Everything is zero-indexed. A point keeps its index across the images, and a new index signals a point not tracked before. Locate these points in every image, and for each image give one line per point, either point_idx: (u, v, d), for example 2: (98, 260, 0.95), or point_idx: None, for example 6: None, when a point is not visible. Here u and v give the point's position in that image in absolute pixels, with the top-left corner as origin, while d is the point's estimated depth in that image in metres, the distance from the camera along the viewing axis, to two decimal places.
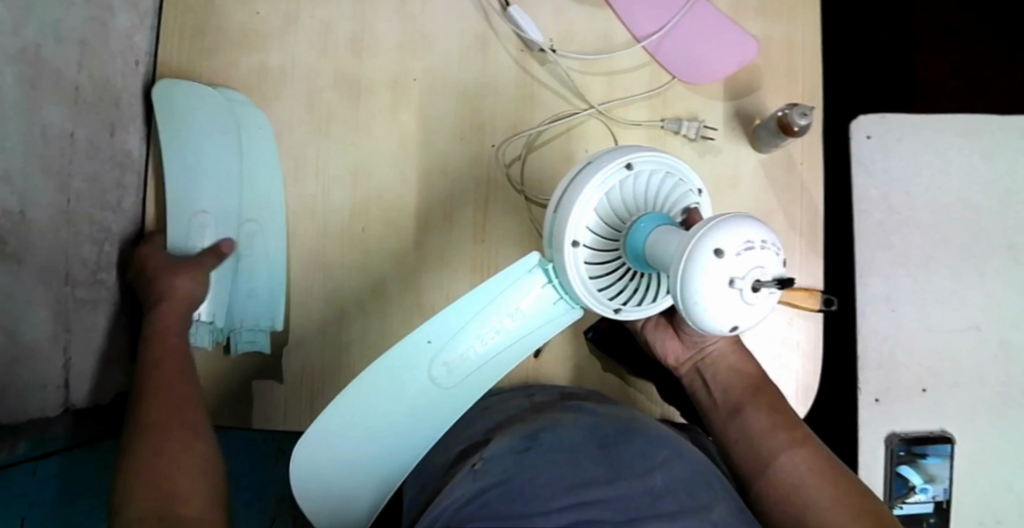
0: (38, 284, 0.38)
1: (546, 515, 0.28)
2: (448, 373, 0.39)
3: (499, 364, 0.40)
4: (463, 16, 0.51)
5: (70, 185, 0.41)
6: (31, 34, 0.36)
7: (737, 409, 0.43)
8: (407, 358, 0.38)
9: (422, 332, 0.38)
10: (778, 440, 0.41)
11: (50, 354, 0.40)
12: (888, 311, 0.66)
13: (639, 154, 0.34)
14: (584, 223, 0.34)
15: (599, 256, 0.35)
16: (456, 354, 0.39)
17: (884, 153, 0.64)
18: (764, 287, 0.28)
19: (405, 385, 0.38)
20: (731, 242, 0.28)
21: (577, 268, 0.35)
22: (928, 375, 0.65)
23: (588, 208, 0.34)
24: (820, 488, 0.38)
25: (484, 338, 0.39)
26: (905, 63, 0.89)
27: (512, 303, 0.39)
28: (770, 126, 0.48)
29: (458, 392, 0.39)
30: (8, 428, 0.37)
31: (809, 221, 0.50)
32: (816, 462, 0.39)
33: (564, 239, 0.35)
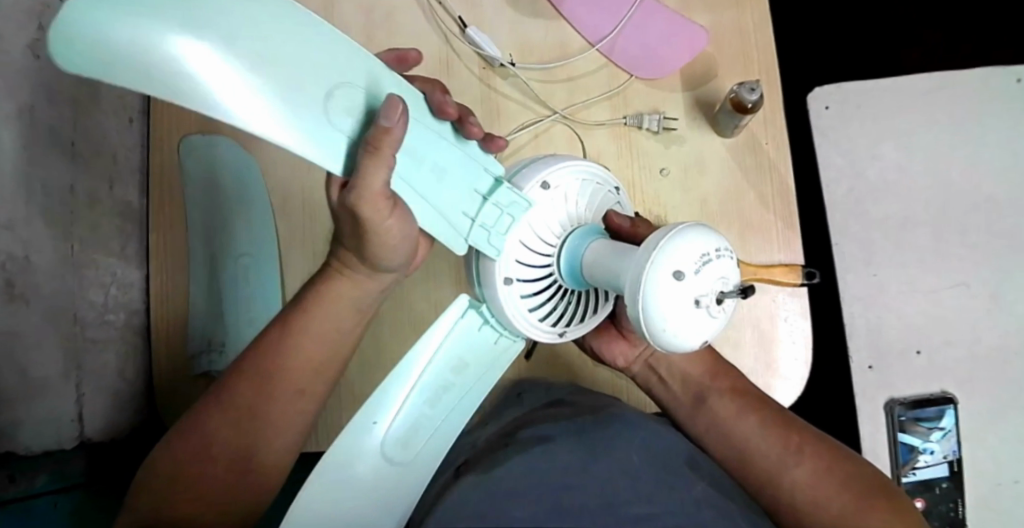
0: (45, 325, 0.43)
1: (521, 506, 0.27)
2: (401, 447, 0.37)
3: (451, 424, 0.39)
4: (426, 41, 0.53)
5: (73, 233, 0.46)
6: (25, 98, 0.41)
7: (699, 399, 0.43)
8: (351, 444, 0.36)
9: (363, 417, 0.37)
10: (748, 425, 0.41)
11: (58, 390, 0.44)
12: (871, 277, 0.69)
13: (549, 172, 0.37)
14: (513, 257, 0.37)
15: (532, 279, 0.37)
16: (405, 426, 0.38)
17: (845, 123, 0.68)
18: (727, 298, 0.28)
19: (356, 474, 0.36)
20: (688, 260, 0.27)
21: (510, 301, 0.37)
22: (924, 338, 0.68)
23: (512, 239, 0.36)
24: (803, 465, 0.38)
25: (431, 401, 0.38)
26: (885, 31, 0.89)
27: (450, 352, 0.39)
28: (726, 109, 0.50)
29: (419, 462, 0.38)
30: (25, 459, 0.41)
31: (781, 198, 0.51)
32: (788, 438, 0.40)
33: (495, 276, 0.37)
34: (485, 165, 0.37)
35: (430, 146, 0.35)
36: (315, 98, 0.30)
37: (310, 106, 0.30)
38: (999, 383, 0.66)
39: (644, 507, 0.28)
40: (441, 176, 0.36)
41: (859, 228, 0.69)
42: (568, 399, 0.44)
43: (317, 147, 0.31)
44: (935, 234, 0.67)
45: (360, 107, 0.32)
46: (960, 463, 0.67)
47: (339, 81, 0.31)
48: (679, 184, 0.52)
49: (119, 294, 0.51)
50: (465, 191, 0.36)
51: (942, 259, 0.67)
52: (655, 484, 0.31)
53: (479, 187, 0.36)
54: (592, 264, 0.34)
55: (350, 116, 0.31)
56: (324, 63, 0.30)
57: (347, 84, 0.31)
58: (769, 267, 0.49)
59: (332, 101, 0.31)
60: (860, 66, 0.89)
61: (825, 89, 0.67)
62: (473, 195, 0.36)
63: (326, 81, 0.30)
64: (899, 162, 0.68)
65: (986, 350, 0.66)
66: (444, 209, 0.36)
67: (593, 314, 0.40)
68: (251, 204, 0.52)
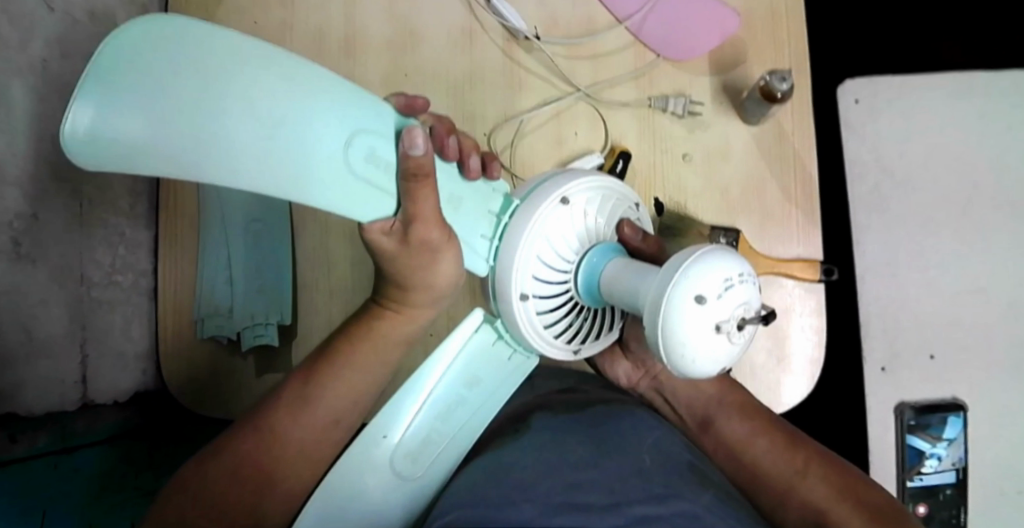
0: (52, 284, 0.42)
1: (531, 501, 0.27)
2: (410, 461, 0.36)
3: (461, 440, 0.38)
4: (449, 8, 0.51)
5: (82, 192, 0.45)
6: (37, 52, 0.40)
7: (705, 422, 0.43)
8: (360, 457, 0.35)
9: (375, 429, 0.35)
10: (757, 448, 0.41)
11: (63, 352, 0.44)
12: (888, 276, 0.68)
13: (571, 188, 0.36)
14: (530, 273, 0.35)
15: (552, 296, 0.36)
16: (415, 438, 0.36)
17: (877, 118, 0.67)
18: (747, 324, 0.27)
19: (365, 487, 0.35)
20: (711, 284, 0.26)
21: (527, 318, 0.36)
22: (936, 340, 0.68)
23: (530, 256, 0.35)
24: (817, 487, 0.38)
25: (440, 417, 0.37)
26: (919, 21, 0.87)
27: (460, 366, 0.38)
28: (755, 96, 0.48)
29: (427, 477, 0.37)
30: (27, 420, 0.41)
31: (804, 190, 0.50)
32: (802, 458, 0.39)
33: (512, 291, 0.35)
34: (494, 186, 0.37)
35: (447, 183, 0.35)
36: (331, 150, 0.29)
37: (332, 162, 0.29)
38: (1009, 389, 0.66)
39: (662, 508, 0.28)
40: (458, 209, 0.36)
41: (881, 226, 0.68)
42: (581, 392, 0.43)
43: (347, 198, 0.31)
44: (955, 235, 0.66)
45: (388, 158, 0.31)
46: (967, 470, 0.66)
47: (358, 128, 0.30)
48: (701, 170, 0.50)
49: (128, 256, 0.50)
50: (481, 216, 0.37)
51: (961, 261, 0.66)
52: (671, 484, 0.30)
53: (491, 207, 0.37)
54: (613, 275, 0.33)
55: (375, 165, 0.31)
56: (336, 116, 0.29)
57: (365, 130, 0.30)
58: (788, 261, 0.49)
59: (353, 152, 0.30)
60: (890, 57, 0.87)
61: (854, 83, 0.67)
62: (490, 219, 0.37)
63: (343, 132, 0.30)
64: (925, 160, 0.67)
65: (998, 354, 0.66)
66: (469, 240, 0.36)
67: (609, 332, 0.39)
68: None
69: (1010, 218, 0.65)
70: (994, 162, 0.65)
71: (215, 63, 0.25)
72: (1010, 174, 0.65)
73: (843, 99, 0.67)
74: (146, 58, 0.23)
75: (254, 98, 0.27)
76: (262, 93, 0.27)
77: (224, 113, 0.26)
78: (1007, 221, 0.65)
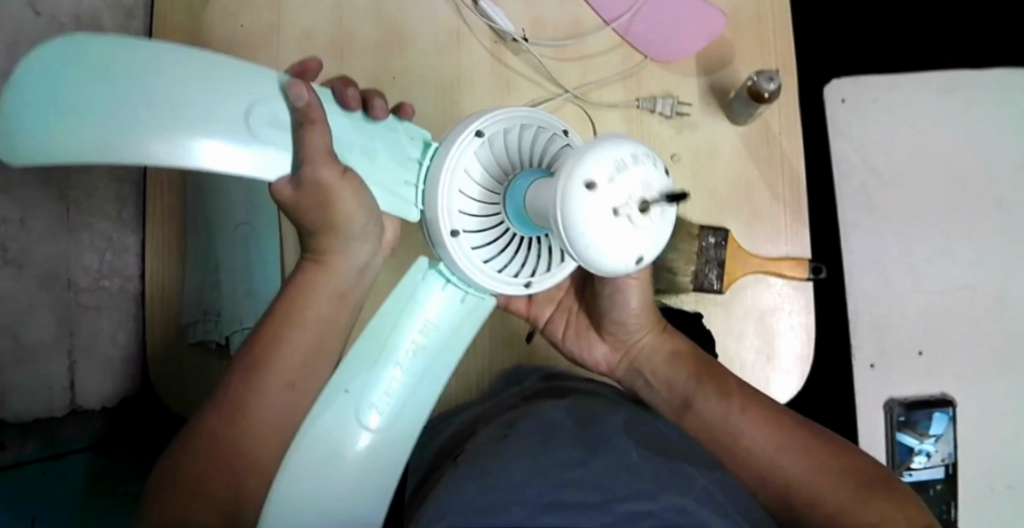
0: (38, 290, 0.44)
1: (523, 502, 0.26)
2: (378, 410, 0.36)
3: (426, 387, 0.37)
4: (436, 10, 0.51)
5: (68, 196, 0.46)
6: None
7: (687, 402, 0.42)
8: (333, 415, 0.35)
9: (337, 382, 0.35)
10: (736, 426, 0.40)
11: (50, 356, 0.45)
12: (876, 274, 0.69)
13: (485, 119, 0.33)
14: (456, 208, 0.33)
15: (488, 230, 0.34)
16: (379, 391, 0.36)
17: (864, 118, 0.67)
18: (653, 207, 0.23)
19: (345, 447, 0.35)
20: (599, 169, 0.22)
21: (463, 255, 0.34)
22: (924, 338, 0.68)
23: (452, 191, 0.33)
24: (791, 456, 0.39)
25: (400, 364, 0.36)
26: (903, 25, 0.88)
27: (414, 314, 0.37)
28: (742, 96, 0.49)
29: (400, 425, 0.36)
30: (15, 427, 0.42)
31: (791, 190, 0.50)
32: (778, 436, 0.39)
33: (441, 231, 0.33)
34: (410, 132, 0.35)
35: (345, 130, 0.33)
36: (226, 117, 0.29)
37: (232, 129, 0.29)
38: (998, 385, 0.67)
39: (652, 503, 0.27)
40: (373, 159, 0.34)
41: (868, 225, 0.69)
42: (565, 389, 0.43)
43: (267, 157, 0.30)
44: (941, 234, 0.67)
45: (284, 115, 0.30)
46: (956, 465, 0.67)
47: (255, 98, 0.30)
48: (690, 170, 0.50)
49: (114, 259, 0.49)
50: (400, 163, 0.35)
51: (948, 259, 0.67)
52: (659, 481, 0.30)
53: (410, 153, 0.35)
54: (537, 201, 0.28)
55: (276, 125, 0.30)
56: (227, 89, 0.29)
57: (264, 100, 0.30)
58: (776, 260, 0.50)
59: (254, 120, 0.29)
60: (876, 59, 0.87)
61: (841, 83, 0.67)
62: (412, 165, 0.35)
63: (241, 101, 0.29)
64: (910, 158, 0.67)
65: (986, 351, 0.67)
66: (387, 186, 0.34)
67: (560, 263, 0.35)
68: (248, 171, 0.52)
69: (994, 217, 0.66)
70: (977, 161, 0.66)
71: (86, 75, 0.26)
72: (994, 173, 0.66)
73: (829, 99, 0.68)
74: (36, 88, 0.25)
75: (136, 91, 0.27)
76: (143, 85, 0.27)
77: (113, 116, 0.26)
78: (991, 220, 0.66)
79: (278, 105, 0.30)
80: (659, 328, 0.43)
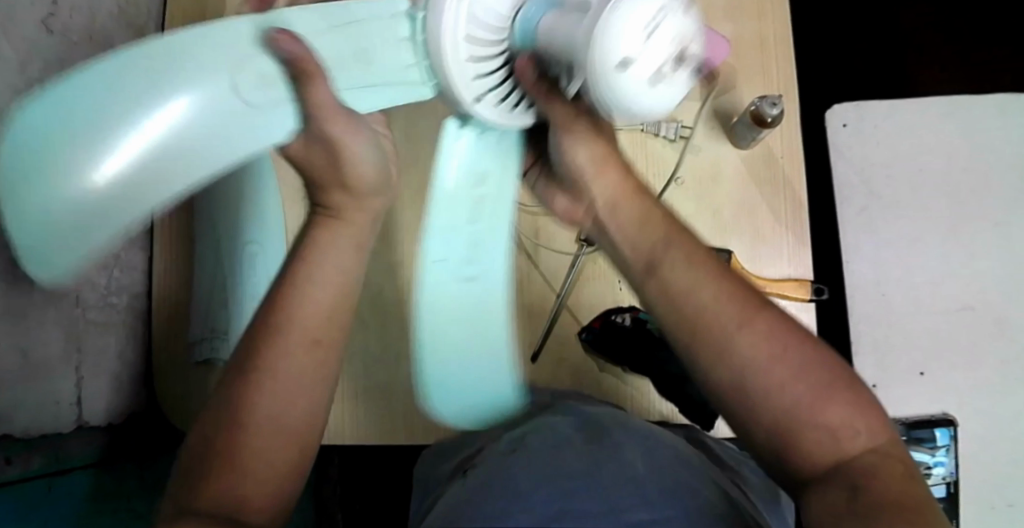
0: (49, 307, 0.42)
1: (524, 511, 0.28)
2: (466, 260, 0.36)
3: (500, 228, 0.37)
4: None
5: None
6: (36, 71, 0.40)
7: (652, 264, 0.28)
8: (432, 288, 0.35)
9: (427, 255, 0.35)
10: (726, 300, 0.26)
11: (59, 371, 0.44)
12: (877, 296, 0.70)
13: None
14: (468, 65, 0.30)
15: (489, 69, 0.31)
16: (458, 244, 0.36)
17: (862, 142, 0.71)
18: (683, 67, 0.25)
19: (453, 298, 0.36)
20: (633, 40, 0.24)
21: (494, 115, 0.33)
22: (926, 359, 0.69)
23: (460, 47, 0.30)
24: (788, 360, 0.25)
25: (472, 212, 0.37)
26: (895, 51, 0.90)
27: (458, 160, 0.36)
28: (744, 120, 0.50)
29: (489, 266, 0.37)
30: (20, 441, 0.40)
31: (795, 211, 0.51)
32: (777, 334, 0.25)
33: (464, 102, 0.31)
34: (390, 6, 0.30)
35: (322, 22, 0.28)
36: (227, 106, 0.26)
37: (227, 104, 0.26)
38: (998, 404, 0.67)
39: (653, 513, 0.28)
40: (368, 57, 0.30)
41: (868, 247, 0.71)
42: (569, 400, 0.43)
43: (287, 124, 0.28)
44: (940, 256, 0.69)
45: (271, 69, 0.27)
46: (957, 485, 0.64)
47: (235, 62, 0.26)
48: (692, 191, 0.52)
49: (123, 276, 0.50)
50: (395, 45, 0.30)
51: (946, 281, 0.68)
52: (669, 483, 0.31)
53: (399, 31, 0.30)
54: (549, 35, 0.28)
55: (267, 83, 0.27)
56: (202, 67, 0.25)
57: (247, 57, 0.26)
58: (780, 282, 0.50)
59: (243, 86, 0.26)
60: (870, 84, 0.89)
61: (842, 108, 0.71)
62: (406, 46, 0.30)
63: (223, 70, 0.26)
64: (907, 182, 0.70)
65: (989, 372, 0.67)
66: (382, 77, 0.31)
67: None
68: (246, 165, 0.48)
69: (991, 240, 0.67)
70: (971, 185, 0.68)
71: (88, 133, 0.22)
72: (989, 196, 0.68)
73: (831, 123, 0.71)
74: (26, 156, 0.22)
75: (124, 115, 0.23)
76: (149, 119, 0.24)
77: (149, 169, 0.24)
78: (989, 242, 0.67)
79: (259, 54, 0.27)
80: (621, 166, 0.32)
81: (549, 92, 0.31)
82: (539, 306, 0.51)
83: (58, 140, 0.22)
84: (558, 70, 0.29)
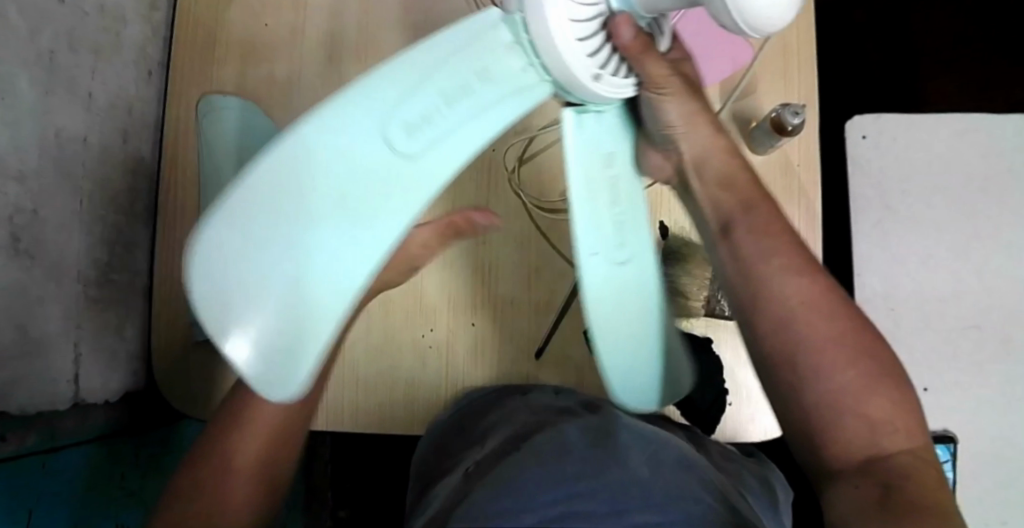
0: (49, 283, 0.41)
1: (533, 511, 0.27)
2: (619, 245, 0.33)
3: (633, 209, 0.34)
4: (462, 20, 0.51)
5: (83, 187, 0.44)
6: (46, 42, 0.39)
7: (727, 226, 0.35)
8: (595, 281, 0.33)
9: (583, 249, 0.32)
10: (791, 270, 0.32)
11: (58, 349, 0.43)
12: (888, 310, 0.74)
13: None
14: (579, 45, 0.28)
15: (588, 34, 0.28)
16: (613, 229, 0.33)
17: (880, 154, 0.76)
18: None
19: (618, 284, 0.33)
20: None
21: (609, 88, 0.30)
22: (930, 376, 0.72)
23: (568, 25, 0.27)
24: (839, 346, 0.30)
25: (611, 195, 0.34)
26: (908, 58, 0.89)
27: (574, 148, 0.32)
28: (765, 127, 0.49)
29: (635, 245, 0.34)
30: (18, 418, 0.39)
31: (808, 220, 0.51)
32: (823, 300, 0.32)
33: (584, 82, 0.29)
34: (481, 24, 0.29)
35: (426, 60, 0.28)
36: (386, 156, 0.27)
37: (393, 163, 0.27)
38: (995, 423, 0.71)
39: (661, 516, 0.27)
40: (482, 80, 0.29)
41: (880, 262, 0.75)
42: (575, 403, 0.42)
43: (512, 113, 0.29)
44: (953, 274, 0.73)
45: (415, 116, 0.28)
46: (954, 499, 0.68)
47: (387, 120, 0.27)
48: None
49: (124, 253, 0.49)
50: (496, 60, 0.29)
51: (955, 299, 0.73)
52: (674, 485, 0.30)
53: (499, 42, 0.29)
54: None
55: (418, 128, 0.27)
56: (355, 140, 0.27)
57: (396, 113, 0.27)
58: None
59: (398, 140, 0.27)
60: (882, 90, 0.89)
61: (862, 121, 0.77)
62: (513, 51, 0.29)
63: (378, 135, 0.27)
64: (924, 200, 0.75)
65: (988, 390, 0.72)
66: (493, 95, 0.29)
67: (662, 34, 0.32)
68: (256, 143, 0.49)
69: (1000, 264, 0.73)
70: (988, 216, 0.73)
71: (269, 230, 0.26)
72: (996, 226, 0.73)
73: (852, 135, 0.77)
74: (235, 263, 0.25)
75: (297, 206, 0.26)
76: (307, 205, 0.26)
77: (331, 251, 0.26)
78: (998, 267, 0.73)
79: (404, 114, 0.27)
80: (709, 121, 0.36)
81: (645, 42, 0.30)
82: (544, 304, 0.51)
83: (256, 283, 0.25)
84: (648, 27, 0.31)
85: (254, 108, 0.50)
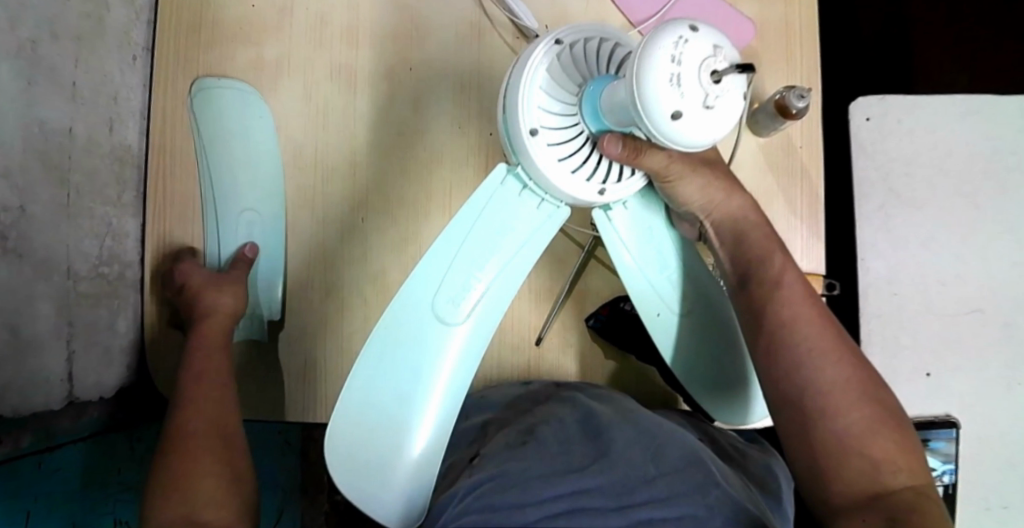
0: (38, 280, 0.40)
1: (538, 505, 0.26)
2: (670, 296, 0.40)
3: (670, 260, 0.40)
4: (458, 3, 0.50)
5: (69, 179, 0.42)
6: (27, 30, 0.37)
7: (746, 279, 0.38)
8: (658, 334, 0.40)
9: (648, 310, 0.40)
10: (806, 317, 0.35)
11: (51, 347, 0.42)
12: (890, 295, 0.74)
13: (532, 115, 0.33)
14: (577, 176, 0.34)
15: (573, 151, 0.34)
16: (665, 285, 0.40)
17: (882, 137, 0.75)
18: (727, 76, 0.23)
19: (678, 331, 0.41)
20: (668, 99, 0.23)
21: (619, 191, 0.37)
22: (931, 361, 0.73)
23: (558, 168, 0.34)
24: (847, 391, 0.32)
25: (654, 259, 0.40)
26: (907, 35, 0.88)
27: (623, 230, 0.39)
28: (767, 110, 0.48)
29: (682, 292, 0.41)
30: (14, 420, 0.39)
31: (809, 203, 0.50)
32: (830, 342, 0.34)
33: (593, 200, 0.36)
34: (496, 183, 0.36)
35: (465, 228, 0.36)
36: (438, 322, 0.35)
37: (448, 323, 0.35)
38: (996, 407, 0.72)
39: (668, 510, 0.27)
40: (504, 231, 0.36)
41: (885, 247, 0.74)
42: (577, 391, 0.42)
43: (533, 249, 0.37)
44: (953, 257, 0.73)
45: (457, 283, 0.36)
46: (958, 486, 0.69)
47: (437, 297, 0.35)
48: None
49: (114, 245, 0.48)
50: (518, 202, 0.37)
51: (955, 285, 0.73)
52: (678, 478, 0.30)
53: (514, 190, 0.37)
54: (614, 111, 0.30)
55: (461, 292, 0.36)
56: (413, 325, 0.35)
57: (444, 288, 0.35)
58: None
59: (446, 300, 0.35)
60: (880, 68, 0.88)
61: (867, 102, 0.75)
62: (526, 195, 0.37)
63: (434, 310, 0.35)
64: (926, 182, 0.74)
65: (990, 374, 0.73)
66: (516, 244, 0.37)
67: None
68: (249, 132, 0.48)
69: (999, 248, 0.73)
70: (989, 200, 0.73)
71: (379, 425, 0.34)
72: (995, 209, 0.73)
73: (856, 117, 0.75)
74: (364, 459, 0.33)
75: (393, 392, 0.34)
76: (398, 390, 0.34)
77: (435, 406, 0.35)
78: (997, 250, 0.73)
79: (448, 288, 0.35)
80: (725, 189, 0.40)
81: (636, 148, 0.33)
82: (543, 293, 0.50)
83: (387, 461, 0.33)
84: None
85: (253, 93, 0.48)
